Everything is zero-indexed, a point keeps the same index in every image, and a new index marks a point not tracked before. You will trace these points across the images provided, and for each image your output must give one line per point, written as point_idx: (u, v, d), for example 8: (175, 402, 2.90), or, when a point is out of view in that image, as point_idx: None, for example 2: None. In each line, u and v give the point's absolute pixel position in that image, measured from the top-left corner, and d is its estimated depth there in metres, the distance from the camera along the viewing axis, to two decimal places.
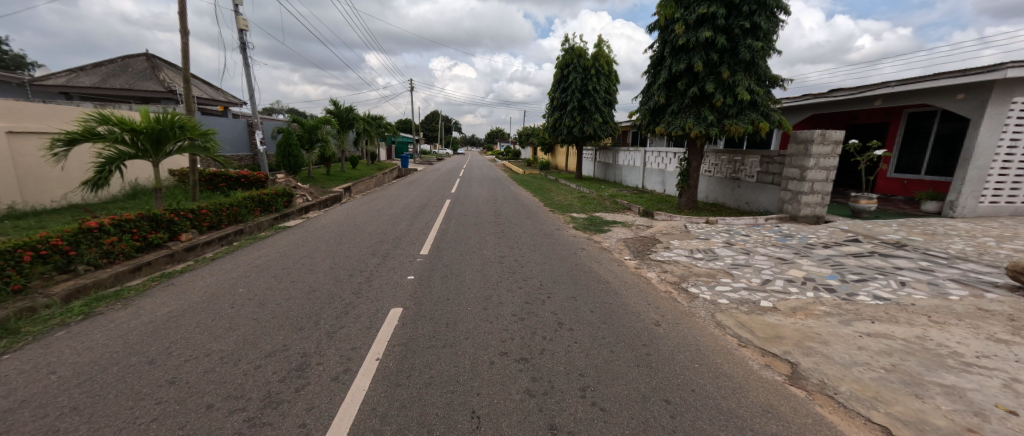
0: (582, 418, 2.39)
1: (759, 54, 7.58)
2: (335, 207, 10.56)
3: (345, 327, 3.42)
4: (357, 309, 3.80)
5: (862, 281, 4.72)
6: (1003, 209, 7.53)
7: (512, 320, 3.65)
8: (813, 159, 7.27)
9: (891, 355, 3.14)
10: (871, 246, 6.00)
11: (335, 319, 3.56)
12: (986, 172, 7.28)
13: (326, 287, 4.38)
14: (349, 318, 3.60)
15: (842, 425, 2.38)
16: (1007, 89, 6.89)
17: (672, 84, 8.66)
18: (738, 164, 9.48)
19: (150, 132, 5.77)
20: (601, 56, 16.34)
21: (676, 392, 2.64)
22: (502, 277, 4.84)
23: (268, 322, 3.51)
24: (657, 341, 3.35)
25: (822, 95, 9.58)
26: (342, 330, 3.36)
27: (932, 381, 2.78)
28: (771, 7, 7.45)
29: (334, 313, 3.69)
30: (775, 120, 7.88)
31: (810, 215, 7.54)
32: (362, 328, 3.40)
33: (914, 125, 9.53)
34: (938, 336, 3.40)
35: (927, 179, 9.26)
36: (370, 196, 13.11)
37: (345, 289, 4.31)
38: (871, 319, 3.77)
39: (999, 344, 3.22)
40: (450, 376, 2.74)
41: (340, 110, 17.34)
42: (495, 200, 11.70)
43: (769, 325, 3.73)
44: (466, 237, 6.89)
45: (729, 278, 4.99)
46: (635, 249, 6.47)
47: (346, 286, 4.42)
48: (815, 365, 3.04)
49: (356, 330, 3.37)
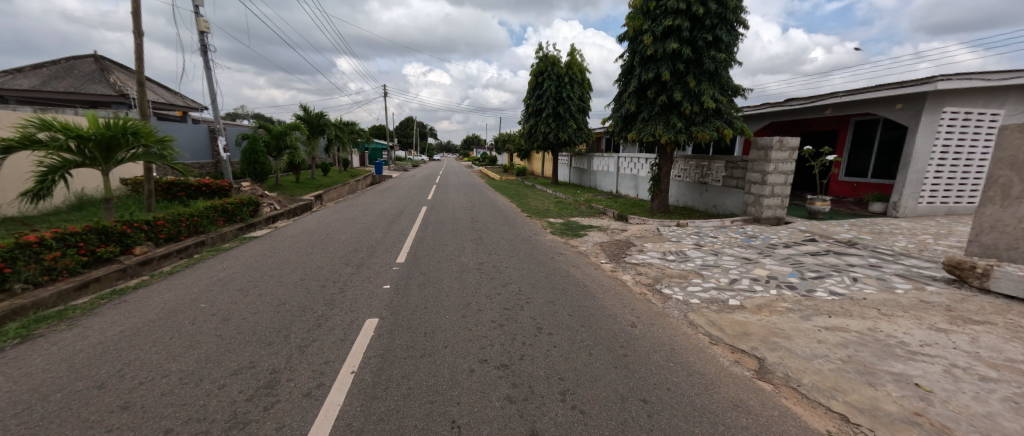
0: (562, 421, 2.46)
1: (722, 65, 8.00)
2: (305, 216, 10.33)
3: (318, 340, 3.39)
4: (331, 321, 3.78)
5: (819, 277, 5.03)
6: (939, 209, 8.15)
7: (491, 326, 3.71)
8: (773, 165, 7.68)
9: (846, 347, 3.38)
10: (826, 244, 6.40)
11: (307, 332, 3.53)
12: (923, 175, 7.88)
13: (298, 299, 4.33)
14: (322, 331, 3.57)
15: (804, 415, 2.56)
16: (939, 99, 7.52)
17: (642, 92, 8.96)
18: (706, 169, 9.87)
19: (99, 138, 5.51)
20: (575, 64, 16.71)
21: (652, 392, 2.76)
22: (480, 283, 4.89)
23: (234, 338, 3.43)
24: (634, 342, 3.49)
25: (779, 104, 10.14)
26: (314, 343, 3.33)
27: (882, 370, 3.02)
28: (732, 21, 7.89)
29: (307, 326, 3.66)
30: (738, 127, 8.32)
31: (771, 216, 7.95)
32: (336, 341, 3.38)
33: (860, 132, 10.22)
34: (886, 327, 3.69)
35: (873, 182, 9.90)
36: (343, 204, 12.93)
37: (318, 300, 4.27)
38: (829, 314, 4.04)
39: (938, 333, 3.53)
40: (429, 386, 2.76)
41: (309, 116, 16.90)
42: (470, 206, 11.78)
43: (737, 322, 3.93)
44: (443, 243, 6.95)
45: (700, 279, 5.21)
46: (611, 252, 6.65)
47: (322, 296, 4.41)
48: (780, 360, 3.23)
49: (330, 343, 3.35)
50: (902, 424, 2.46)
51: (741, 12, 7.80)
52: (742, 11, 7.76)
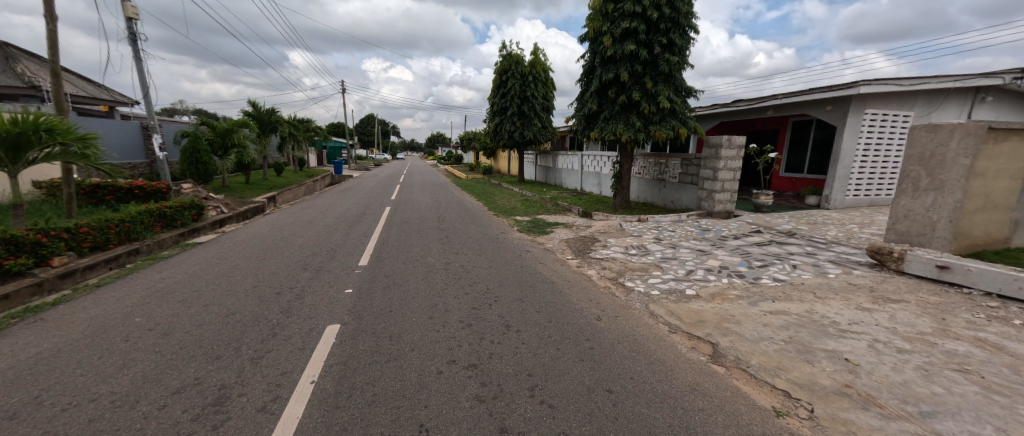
0: (531, 417, 2.55)
1: (675, 67, 8.41)
2: (256, 219, 9.91)
3: (273, 351, 3.32)
4: (287, 329, 3.70)
5: (764, 266, 5.45)
6: (862, 201, 8.99)
7: (459, 326, 3.77)
8: (723, 162, 8.18)
9: (788, 329, 3.71)
10: (771, 235, 6.92)
11: (261, 343, 3.44)
12: (849, 171, 8.66)
13: (250, 307, 4.20)
14: (278, 340, 3.49)
15: (753, 394, 2.80)
16: (862, 102, 8.29)
17: (603, 91, 9.25)
18: (663, 167, 10.34)
19: (4, 136, 5.08)
20: (538, 63, 16.93)
21: (617, 382, 2.91)
22: (448, 284, 4.92)
23: (175, 354, 3.28)
24: (599, 335, 3.65)
25: (727, 105, 10.78)
26: (268, 355, 3.25)
27: (818, 348, 3.35)
28: (684, 25, 8.31)
29: (261, 336, 3.57)
30: (692, 126, 8.78)
31: (723, 210, 8.46)
32: (294, 350, 3.33)
33: (796, 131, 11.06)
34: (821, 309, 4.07)
35: (809, 177, 10.75)
36: (299, 205, 12.50)
37: (273, 309, 4.16)
38: (773, 299, 4.40)
39: (864, 312, 3.94)
40: (396, 391, 2.79)
41: (259, 112, 16.08)
42: (436, 206, 11.71)
43: (694, 311, 4.20)
44: (409, 244, 6.90)
45: (659, 271, 5.49)
46: (576, 248, 6.85)
47: (277, 303, 4.30)
48: (732, 344, 3.50)
49: (287, 353, 3.29)
50: (835, 396, 2.75)
51: (692, 18, 8.24)
52: (693, 16, 8.19)
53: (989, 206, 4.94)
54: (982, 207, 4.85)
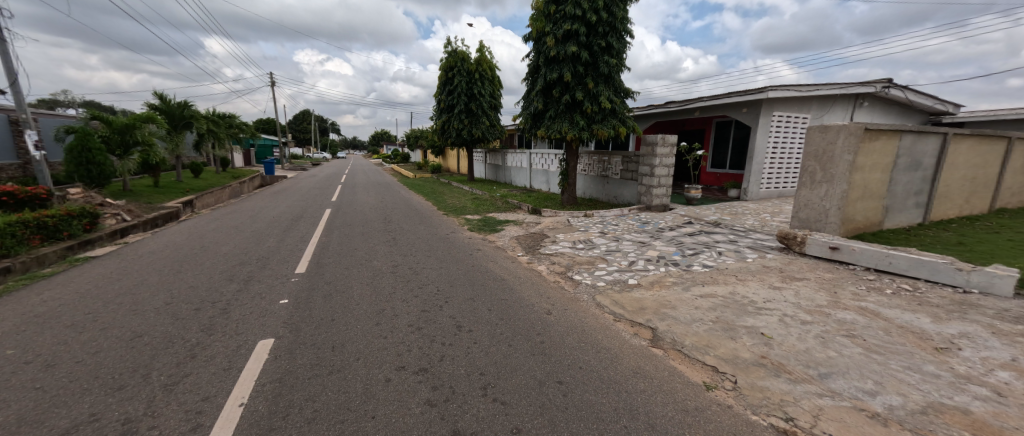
0: (483, 416, 2.61)
1: (614, 69, 8.89)
2: (169, 227, 9.06)
3: (194, 374, 3.06)
4: (208, 349, 3.43)
5: (696, 254, 5.97)
6: (773, 193, 10.07)
7: (408, 330, 3.78)
8: (659, 159, 8.79)
9: (715, 310, 4.12)
10: (701, 226, 7.56)
11: (175, 368, 3.13)
12: (761, 166, 9.66)
13: (161, 328, 3.82)
14: (198, 362, 3.23)
15: (687, 371, 3.11)
16: (771, 105, 9.30)
17: (548, 91, 9.53)
18: (606, 164, 10.88)
19: None
20: (484, 61, 16.99)
21: (566, 373, 3.08)
22: (396, 287, 4.88)
23: (60, 389, 2.85)
24: (549, 329, 3.83)
25: (661, 106, 11.57)
26: (186, 379, 2.98)
27: (740, 325, 3.77)
28: (621, 30, 8.80)
29: (174, 360, 3.24)
30: (631, 126, 9.33)
31: (660, 204, 9.09)
32: (217, 372, 3.08)
33: (720, 131, 12.13)
34: (742, 290, 4.57)
35: (731, 173, 11.83)
36: (221, 210, 11.62)
37: (192, 327, 3.84)
38: (703, 283, 4.86)
39: (776, 290, 4.48)
40: (339, 404, 2.72)
41: (169, 106, 14.55)
42: (382, 207, 11.41)
43: (635, 299, 4.53)
44: (352, 248, 6.71)
45: (605, 263, 5.82)
46: (526, 245, 7.05)
47: (196, 322, 3.96)
48: (669, 327, 3.82)
49: (209, 375, 3.05)
50: (753, 367, 3.13)
51: (628, 23, 8.75)
52: (629, 21, 8.70)
53: (868, 195, 5.81)
54: (862, 196, 5.71)
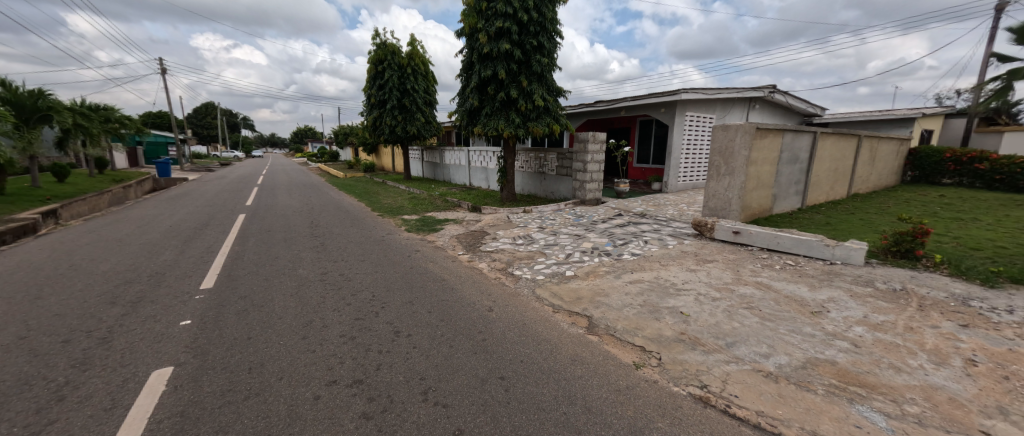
0: (426, 421, 2.58)
1: (546, 68, 9.24)
2: (25, 242, 7.63)
3: (64, 417, 2.57)
4: (76, 390, 2.85)
5: (625, 243, 6.45)
6: (688, 186, 11.10)
7: (341, 341, 3.65)
8: (590, 156, 9.28)
9: (642, 294, 4.50)
10: (629, 217, 8.14)
11: (34, 416, 2.58)
12: (678, 161, 10.61)
13: (12, 369, 3.12)
14: (64, 405, 2.69)
15: (619, 353, 3.40)
16: (685, 106, 10.23)
17: (483, 88, 9.61)
18: (542, 160, 11.24)
19: None
20: (416, 55, 16.64)
21: (508, 369, 3.18)
22: (326, 297, 4.69)
23: None
24: (491, 326, 3.94)
25: (590, 105, 12.21)
26: (51, 428, 2.48)
27: (663, 306, 4.17)
28: (551, 30, 9.14)
29: (32, 408, 2.66)
30: (564, 123, 9.76)
31: (593, 198, 9.62)
32: (96, 414, 2.61)
33: (643, 129, 13.08)
34: (665, 274, 5.04)
35: (654, 168, 12.83)
36: (105, 220, 10.09)
37: (60, 363, 3.22)
38: (631, 270, 5.28)
39: (692, 272, 5.02)
40: (257, 431, 2.48)
41: (17, 94, 12.03)
42: (309, 210, 10.73)
43: (572, 289, 4.80)
44: (274, 257, 6.27)
45: (543, 257, 6.07)
46: (466, 243, 7.10)
47: (65, 357, 3.31)
48: (603, 314, 4.12)
49: (84, 419, 2.57)
50: (675, 343, 3.50)
51: (557, 24, 9.11)
52: (558, 22, 9.07)
53: (761, 185, 6.66)
54: (757, 187, 6.56)
